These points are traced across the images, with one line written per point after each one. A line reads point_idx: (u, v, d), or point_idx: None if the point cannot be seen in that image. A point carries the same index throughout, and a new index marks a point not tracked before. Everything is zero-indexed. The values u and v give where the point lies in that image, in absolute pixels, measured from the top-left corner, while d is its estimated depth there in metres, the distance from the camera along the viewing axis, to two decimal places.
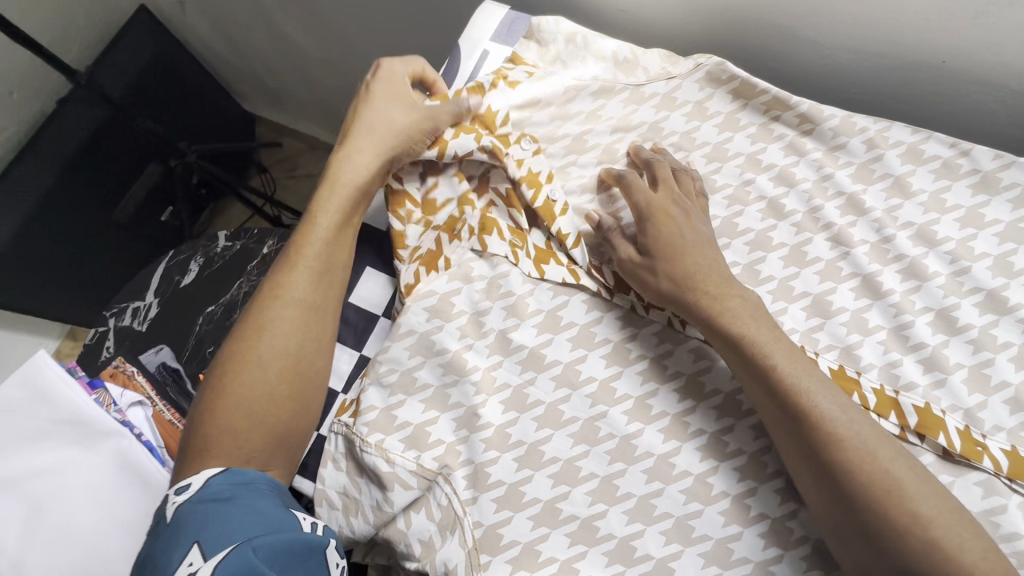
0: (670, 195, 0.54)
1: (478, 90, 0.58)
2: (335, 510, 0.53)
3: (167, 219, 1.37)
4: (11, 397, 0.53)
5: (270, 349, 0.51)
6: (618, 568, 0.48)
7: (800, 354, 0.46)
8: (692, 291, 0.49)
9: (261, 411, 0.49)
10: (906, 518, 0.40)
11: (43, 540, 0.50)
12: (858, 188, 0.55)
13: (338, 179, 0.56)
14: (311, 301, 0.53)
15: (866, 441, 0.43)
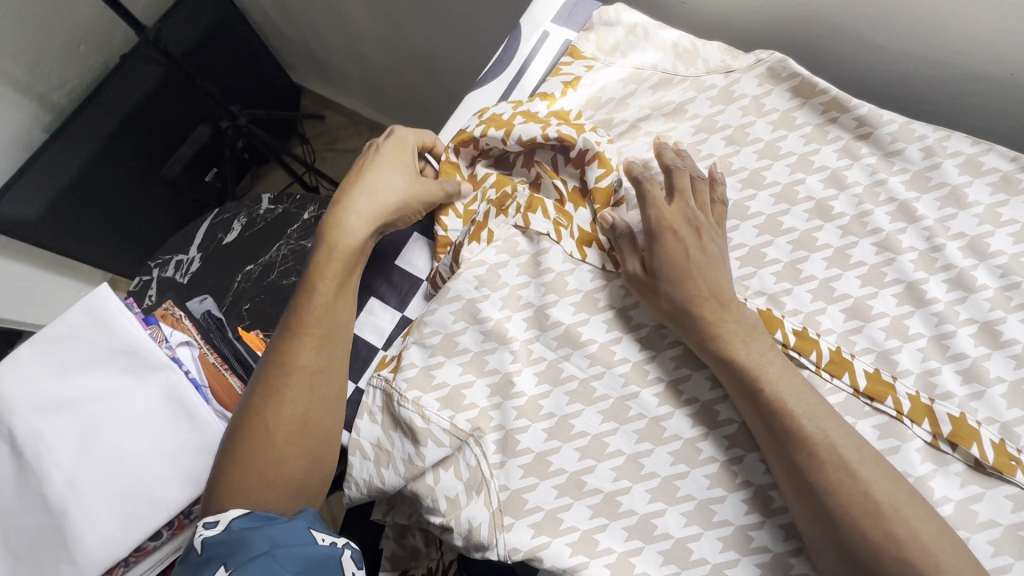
0: (682, 208, 0.53)
1: (551, 96, 0.63)
2: (366, 461, 0.55)
3: (211, 179, 1.41)
4: (77, 324, 0.57)
5: (278, 417, 0.52)
6: (638, 544, 0.49)
7: (792, 376, 0.47)
8: (691, 313, 0.49)
9: (269, 468, 0.51)
10: (883, 538, 0.42)
11: (95, 460, 0.53)
12: (911, 196, 0.55)
13: (335, 247, 0.57)
14: (318, 365, 0.54)
15: (851, 460, 0.44)
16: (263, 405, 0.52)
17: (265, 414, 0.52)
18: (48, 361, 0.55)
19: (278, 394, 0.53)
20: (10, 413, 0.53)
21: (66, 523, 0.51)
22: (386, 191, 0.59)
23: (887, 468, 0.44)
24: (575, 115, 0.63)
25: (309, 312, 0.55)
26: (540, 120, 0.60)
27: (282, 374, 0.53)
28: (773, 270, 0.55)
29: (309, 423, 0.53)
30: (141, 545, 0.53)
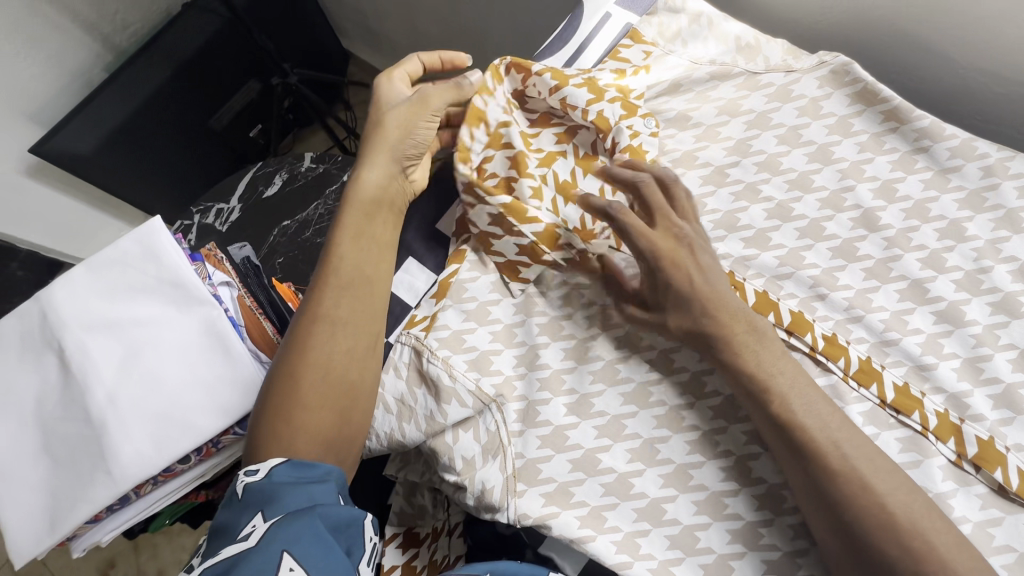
0: (668, 231, 0.52)
1: (621, 72, 0.63)
2: (389, 414, 0.56)
3: (255, 136, 1.45)
4: (129, 251, 0.60)
5: (302, 360, 0.51)
6: (645, 526, 0.50)
7: (808, 388, 0.46)
8: (706, 317, 0.48)
9: (299, 414, 0.49)
10: (902, 551, 0.40)
11: (135, 381, 0.56)
12: (963, 215, 0.54)
13: (359, 202, 0.58)
14: (343, 312, 0.53)
15: (865, 473, 0.43)
16: (289, 353, 0.52)
17: (289, 362, 0.51)
18: (99, 283, 0.58)
19: (301, 339, 0.52)
20: (60, 327, 0.56)
21: (104, 436, 0.53)
22: (390, 130, 0.60)
23: (903, 479, 0.43)
24: (638, 96, 0.62)
25: (333, 264, 0.55)
26: (598, 89, 0.60)
27: (307, 319, 0.53)
28: (811, 273, 0.54)
29: (336, 369, 0.51)
30: (169, 466, 0.55)
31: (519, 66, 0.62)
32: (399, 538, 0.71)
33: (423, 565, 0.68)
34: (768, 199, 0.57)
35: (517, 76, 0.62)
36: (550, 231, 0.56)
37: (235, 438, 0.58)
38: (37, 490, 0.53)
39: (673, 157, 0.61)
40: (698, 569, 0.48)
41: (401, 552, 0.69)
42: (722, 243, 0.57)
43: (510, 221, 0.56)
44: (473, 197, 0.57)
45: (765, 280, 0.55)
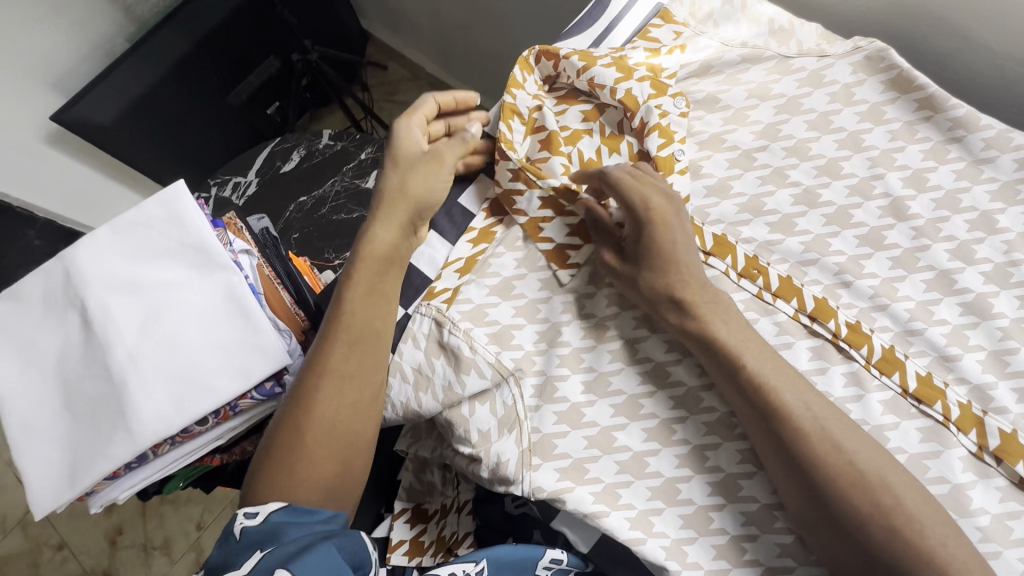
0: (652, 188, 0.52)
1: (653, 52, 0.61)
2: (405, 383, 0.56)
3: (272, 113, 1.45)
4: (151, 214, 0.60)
5: (308, 419, 0.51)
6: (659, 504, 0.50)
7: (769, 354, 0.48)
8: (678, 275, 0.50)
9: (303, 469, 0.50)
10: (871, 507, 0.42)
11: (156, 342, 0.56)
12: (995, 207, 0.53)
13: (367, 255, 0.56)
14: (349, 370, 0.53)
15: (833, 432, 0.44)
16: (294, 407, 0.52)
17: (294, 416, 0.51)
18: (121, 244, 0.59)
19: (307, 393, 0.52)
20: (83, 286, 0.57)
21: (124, 394, 0.54)
22: (395, 191, 0.58)
23: (866, 437, 0.45)
24: (670, 76, 0.61)
25: (342, 318, 0.54)
26: (627, 69, 0.59)
27: (313, 375, 0.52)
28: (836, 260, 0.54)
29: (338, 425, 0.51)
30: (188, 428, 0.56)
31: (547, 54, 0.62)
32: (408, 513, 0.70)
33: (431, 540, 0.69)
34: (796, 184, 0.56)
35: (546, 63, 0.62)
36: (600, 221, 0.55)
37: (253, 403, 0.59)
38: (58, 445, 0.54)
39: (701, 139, 0.60)
40: (710, 550, 0.48)
41: (410, 527, 0.70)
42: (747, 227, 0.56)
43: (563, 203, 0.56)
44: (523, 182, 0.56)
45: (790, 266, 0.54)
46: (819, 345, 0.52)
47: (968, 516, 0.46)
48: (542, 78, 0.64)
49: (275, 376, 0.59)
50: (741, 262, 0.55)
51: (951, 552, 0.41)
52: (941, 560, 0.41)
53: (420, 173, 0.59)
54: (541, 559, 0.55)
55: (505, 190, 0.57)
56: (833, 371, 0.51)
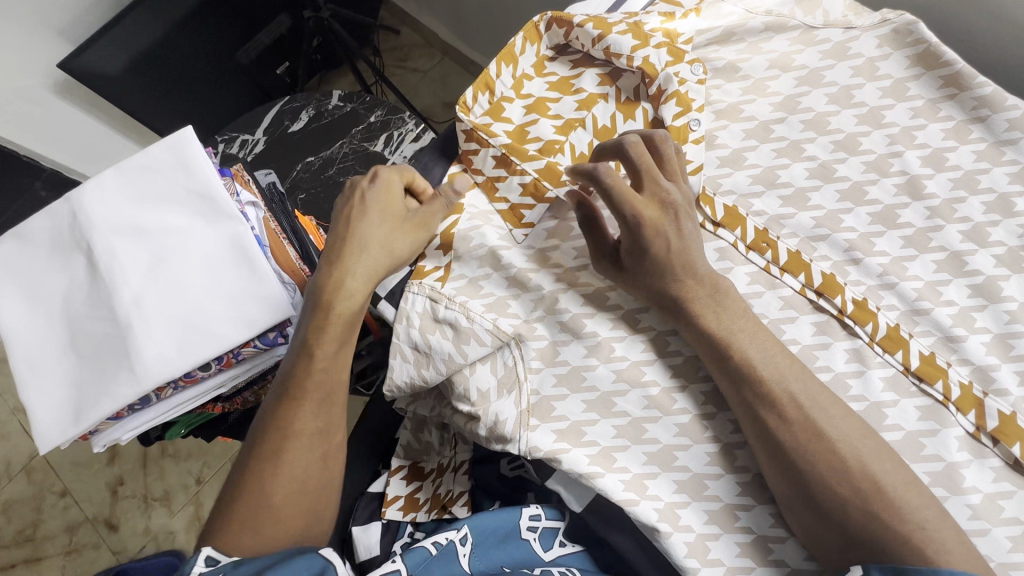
0: (657, 193, 0.49)
1: (670, 16, 0.60)
2: (406, 362, 0.56)
3: (281, 73, 1.43)
4: (159, 158, 0.59)
5: (275, 481, 0.52)
6: (655, 469, 0.50)
7: (765, 337, 0.47)
8: (677, 279, 0.48)
9: (273, 528, 0.51)
10: (848, 491, 0.43)
11: (161, 286, 0.56)
12: (1014, 189, 0.52)
13: (336, 312, 0.54)
14: (317, 428, 0.54)
15: (818, 420, 0.44)
16: (258, 468, 0.52)
17: (259, 476, 0.52)
18: (129, 187, 0.59)
19: (273, 455, 0.52)
20: (89, 229, 0.57)
21: (128, 335, 0.54)
22: (369, 244, 0.55)
23: (855, 421, 0.45)
24: (685, 41, 0.59)
25: (308, 378, 0.53)
26: (643, 35, 0.58)
27: (279, 439, 0.52)
28: (847, 237, 0.53)
29: (307, 483, 0.53)
30: (190, 372, 0.56)
31: (559, 21, 0.61)
32: (404, 471, 0.73)
33: (426, 497, 0.72)
34: (812, 158, 0.55)
35: (558, 30, 0.62)
36: (552, 168, 0.56)
37: (256, 351, 0.58)
38: (63, 382, 0.55)
39: (718, 109, 0.59)
40: (704, 515, 0.49)
41: (405, 484, 0.72)
42: (759, 199, 0.55)
43: (514, 161, 0.57)
44: (477, 142, 0.58)
45: (800, 241, 0.54)
46: (824, 320, 0.51)
47: (959, 494, 0.46)
48: (553, 46, 0.64)
49: (279, 327, 0.58)
50: (750, 234, 0.54)
51: (928, 535, 0.42)
52: (918, 541, 0.42)
53: (411, 239, 0.56)
54: (523, 519, 0.60)
55: (462, 151, 0.61)
56: (835, 347, 0.51)
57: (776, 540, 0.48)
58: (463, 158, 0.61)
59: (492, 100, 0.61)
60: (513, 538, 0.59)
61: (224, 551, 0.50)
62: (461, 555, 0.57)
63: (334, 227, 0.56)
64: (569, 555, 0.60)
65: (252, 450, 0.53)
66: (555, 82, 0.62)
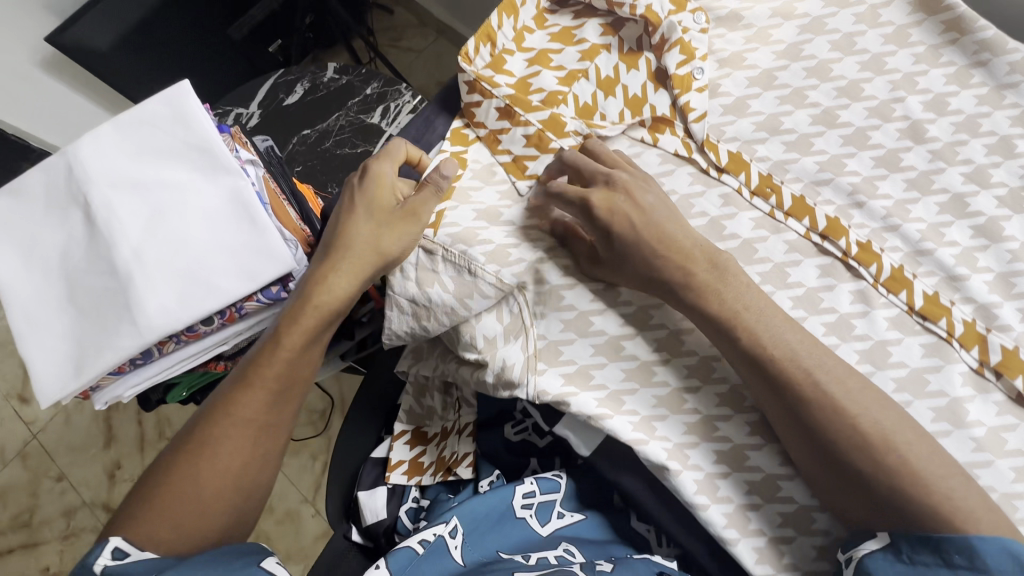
0: (600, 178, 0.52)
1: None
2: (405, 315, 0.56)
3: (273, 51, 1.41)
4: (157, 111, 0.58)
5: (210, 466, 0.50)
6: (662, 412, 0.50)
7: (782, 313, 0.46)
8: (659, 259, 0.49)
9: (195, 522, 0.48)
10: (873, 467, 0.41)
11: (161, 239, 0.55)
12: (1015, 131, 0.52)
13: (311, 304, 0.53)
14: (267, 419, 0.53)
15: (837, 395, 0.43)
16: (198, 450, 0.50)
17: (195, 461, 0.50)
18: (125, 141, 0.58)
19: (213, 441, 0.50)
20: (86, 182, 0.56)
21: (129, 288, 0.53)
22: (358, 242, 0.55)
23: (876, 394, 0.44)
24: None
25: (267, 366, 0.53)
26: None
27: (224, 424, 0.51)
28: (850, 180, 0.53)
29: (242, 475, 0.51)
30: (192, 326, 0.55)
31: None
32: (408, 436, 0.73)
33: (430, 461, 0.72)
34: (815, 105, 0.56)
35: None
36: (556, 119, 0.57)
37: (259, 306, 0.58)
38: (63, 337, 0.54)
39: (721, 56, 0.58)
40: (713, 455, 0.49)
41: (409, 448, 0.72)
42: (763, 145, 0.55)
43: (517, 111, 0.57)
44: (480, 93, 0.58)
45: (804, 185, 0.54)
46: (829, 263, 0.52)
47: (963, 427, 0.47)
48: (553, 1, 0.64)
49: (281, 280, 0.58)
50: (755, 179, 0.54)
51: (957, 505, 0.40)
52: (948, 513, 0.39)
53: (399, 236, 0.55)
54: (516, 498, 0.61)
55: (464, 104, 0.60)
56: (840, 288, 0.51)
57: (785, 478, 0.48)
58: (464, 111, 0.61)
59: (494, 52, 0.60)
60: (507, 518, 0.60)
61: (136, 543, 0.46)
62: (452, 547, 0.56)
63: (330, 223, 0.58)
64: (570, 525, 0.61)
65: (190, 434, 0.51)
66: (556, 34, 0.62)
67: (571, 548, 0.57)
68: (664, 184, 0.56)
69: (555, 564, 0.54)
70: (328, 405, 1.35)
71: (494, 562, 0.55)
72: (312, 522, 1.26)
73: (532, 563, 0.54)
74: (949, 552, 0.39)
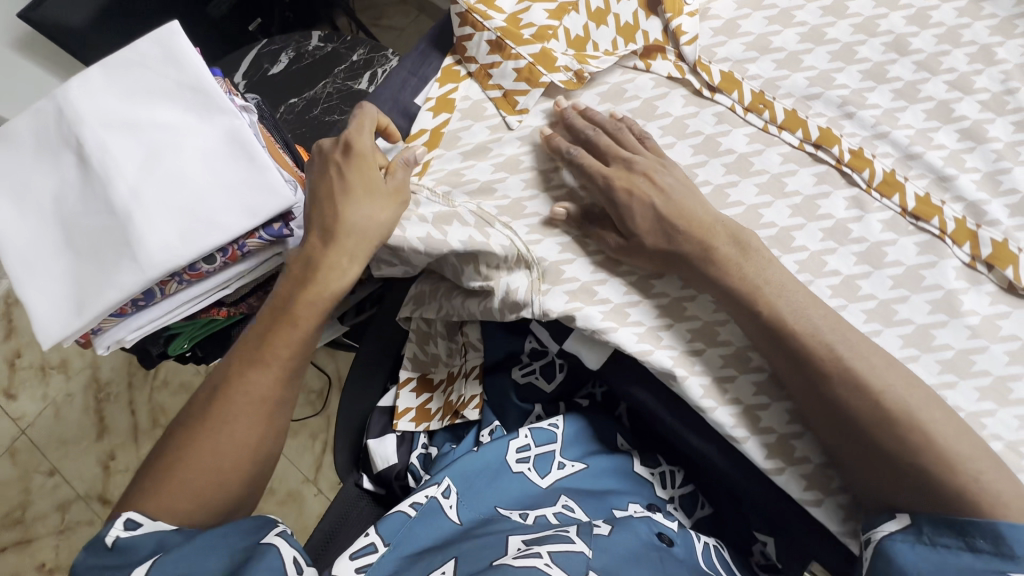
0: (621, 162, 0.53)
1: None
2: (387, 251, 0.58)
3: (254, 30, 1.37)
4: (148, 54, 0.58)
5: (225, 440, 0.48)
6: (667, 322, 0.52)
7: (808, 293, 0.47)
8: (681, 239, 0.49)
9: (211, 492, 0.47)
10: (900, 447, 0.42)
11: (158, 179, 0.55)
12: (995, 41, 0.54)
13: (325, 277, 0.53)
14: (281, 393, 0.51)
15: (861, 371, 0.44)
16: (210, 424, 0.49)
17: (209, 434, 0.48)
18: (114, 84, 0.57)
19: (228, 415, 0.49)
20: (78, 124, 0.55)
21: (129, 226, 0.53)
22: (357, 218, 0.53)
23: (901, 371, 0.44)
24: None
25: (281, 339, 0.52)
26: None
27: (238, 397, 0.49)
28: (840, 93, 0.55)
29: (259, 448, 0.50)
30: (194, 265, 0.55)
31: None
32: (413, 383, 0.72)
33: (439, 406, 0.71)
34: (802, 24, 0.57)
35: None
36: (546, 53, 0.57)
37: (260, 245, 0.58)
38: (61, 279, 0.53)
39: None
40: (718, 360, 0.50)
41: (416, 396, 0.72)
42: (754, 64, 0.57)
43: (508, 45, 0.57)
44: (472, 26, 0.59)
45: (795, 100, 0.55)
46: (823, 171, 0.53)
47: (959, 317, 0.48)
48: None
49: (282, 218, 0.57)
50: (747, 97, 0.55)
51: (986, 487, 0.40)
52: (974, 496, 0.40)
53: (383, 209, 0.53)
54: (510, 453, 0.60)
55: (457, 40, 0.60)
56: (835, 195, 0.52)
57: None
58: (457, 48, 0.61)
59: None
60: (504, 473, 0.59)
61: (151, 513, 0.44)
62: (446, 507, 0.55)
63: (316, 200, 0.55)
64: (569, 476, 0.60)
65: (202, 409, 0.49)
66: None
67: (570, 504, 0.56)
68: (659, 107, 0.57)
69: (555, 523, 0.53)
70: (325, 383, 1.34)
71: (489, 520, 0.54)
72: (313, 502, 1.25)
73: (530, 522, 0.53)
74: (974, 536, 0.39)
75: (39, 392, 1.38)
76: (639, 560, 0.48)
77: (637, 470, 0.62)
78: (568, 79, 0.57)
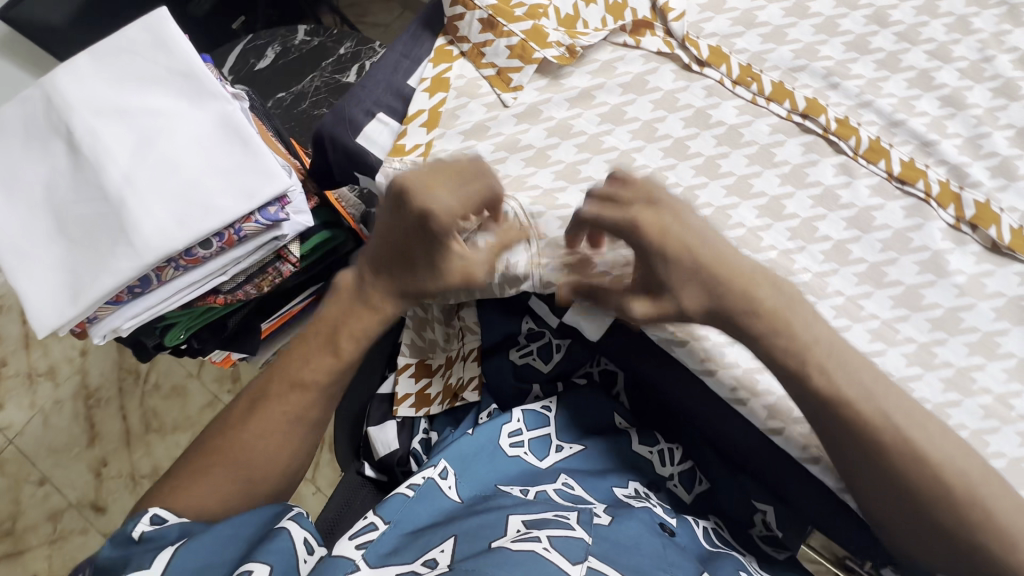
0: (647, 207, 0.43)
1: None
2: None
3: (238, 28, 1.37)
4: (137, 39, 0.57)
5: (258, 455, 0.50)
6: None
7: (856, 356, 0.43)
8: (727, 297, 0.42)
9: (238, 497, 0.49)
10: (959, 525, 0.40)
11: (150, 164, 0.54)
12: (971, 11, 0.56)
13: (367, 307, 0.52)
14: (315, 416, 0.52)
15: (919, 442, 0.41)
16: (245, 436, 0.50)
17: (243, 445, 0.50)
18: (104, 72, 0.56)
19: (265, 431, 0.50)
20: (68, 111, 0.54)
21: (123, 212, 0.52)
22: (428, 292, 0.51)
23: (957, 440, 0.42)
24: None
25: (320, 364, 0.52)
26: None
27: (275, 415, 0.51)
28: (824, 64, 0.56)
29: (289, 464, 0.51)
30: (191, 250, 0.55)
31: None
32: (412, 368, 0.71)
33: (438, 390, 0.71)
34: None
35: None
36: (539, 30, 0.58)
37: (258, 229, 0.57)
38: (54, 267, 0.53)
39: None
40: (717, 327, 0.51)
41: (415, 381, 0.71)
42: (740, 39, 0.58)
43: (500, 22, 0.58)
44: (463, 6, 0.59)
45: (781, 73, 0.56)
46: (811, 140, 0.54)
47: (946, 276, 0.50)
48: None
49: (279, 202, 0.57)
50: (736, 70, 0.56)
51: None
52: None
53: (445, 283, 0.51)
54: (503, 437, 0.59)
55: (448, 20, 0.61)
56: (823, 163, 0.54)
57: None
58: (448, 28, 0.61)
59: None
60: (498, 456, 0.58)
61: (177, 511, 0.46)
62: (445, 487, 0.53)
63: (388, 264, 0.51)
64: (568, 458, 0.59)
65: (240, 416, 0.51)
66: None
67: (570, 482, 0.55)
68: (649, 82, 0.58)
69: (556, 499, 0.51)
70: None
71: (493, 495, 0.52)
72: (312, 500, 1.24)
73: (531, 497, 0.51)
74: None
75: (27, 400, 1.35)
76: (641, 548, 0.46)
77: (636, 449, 0.61)
78: (561, 54, 0.58)
